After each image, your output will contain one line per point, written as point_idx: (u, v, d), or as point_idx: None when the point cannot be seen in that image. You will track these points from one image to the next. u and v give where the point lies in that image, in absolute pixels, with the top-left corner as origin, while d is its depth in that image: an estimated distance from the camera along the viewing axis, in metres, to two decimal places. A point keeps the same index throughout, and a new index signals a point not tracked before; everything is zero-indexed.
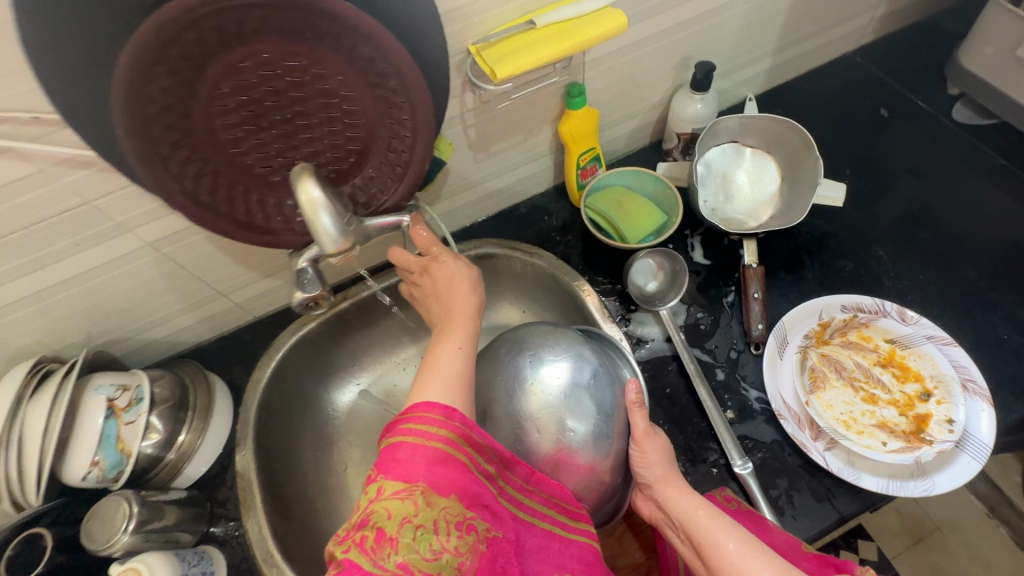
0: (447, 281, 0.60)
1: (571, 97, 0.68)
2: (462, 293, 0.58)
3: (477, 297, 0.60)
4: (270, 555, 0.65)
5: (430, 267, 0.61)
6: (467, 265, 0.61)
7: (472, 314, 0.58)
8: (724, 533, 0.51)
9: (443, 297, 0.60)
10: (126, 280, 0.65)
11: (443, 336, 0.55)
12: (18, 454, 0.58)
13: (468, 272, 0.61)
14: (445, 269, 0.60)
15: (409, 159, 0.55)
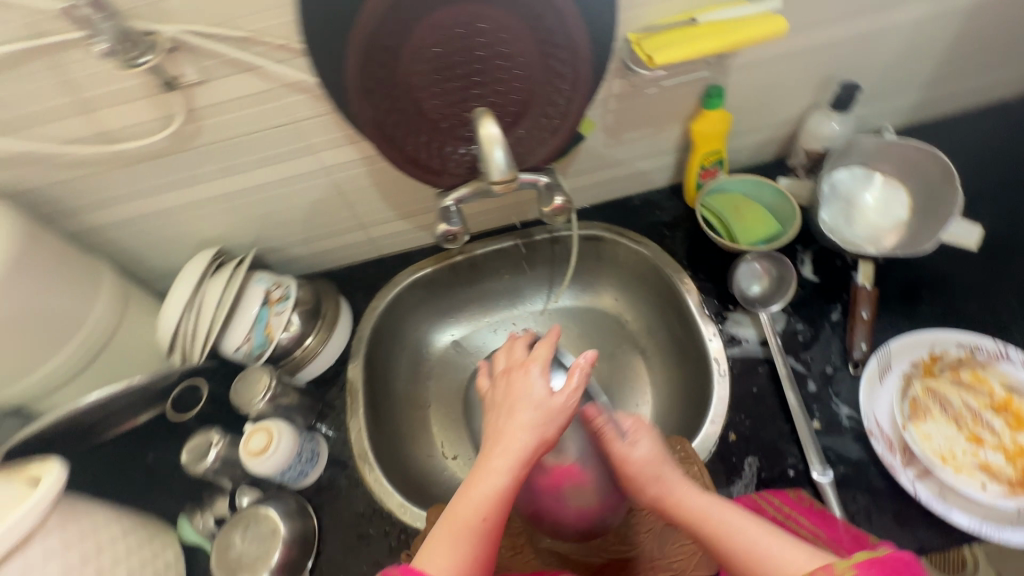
0: (515, 402, 0.51)
1: (710, 97, 0.72)
2: (527, 425, 0.49)
3: (546, 432, 0.50)
4: (364, 453, 0.74)
5: (512, 371, 0.54)
6: (548, 388, 0.51)
7: (520, 459, 0.48)
8: (738, 520, 0.48)
9: (501, 415, 0.51)
10: (297, 197, 0.77)
11: (479, 475, 0.48)
12: (195, 317, 0.70)
13: (546, 403, 0.50)
14: (523, 381, 0.52)
15: (558, 124, 0.63)
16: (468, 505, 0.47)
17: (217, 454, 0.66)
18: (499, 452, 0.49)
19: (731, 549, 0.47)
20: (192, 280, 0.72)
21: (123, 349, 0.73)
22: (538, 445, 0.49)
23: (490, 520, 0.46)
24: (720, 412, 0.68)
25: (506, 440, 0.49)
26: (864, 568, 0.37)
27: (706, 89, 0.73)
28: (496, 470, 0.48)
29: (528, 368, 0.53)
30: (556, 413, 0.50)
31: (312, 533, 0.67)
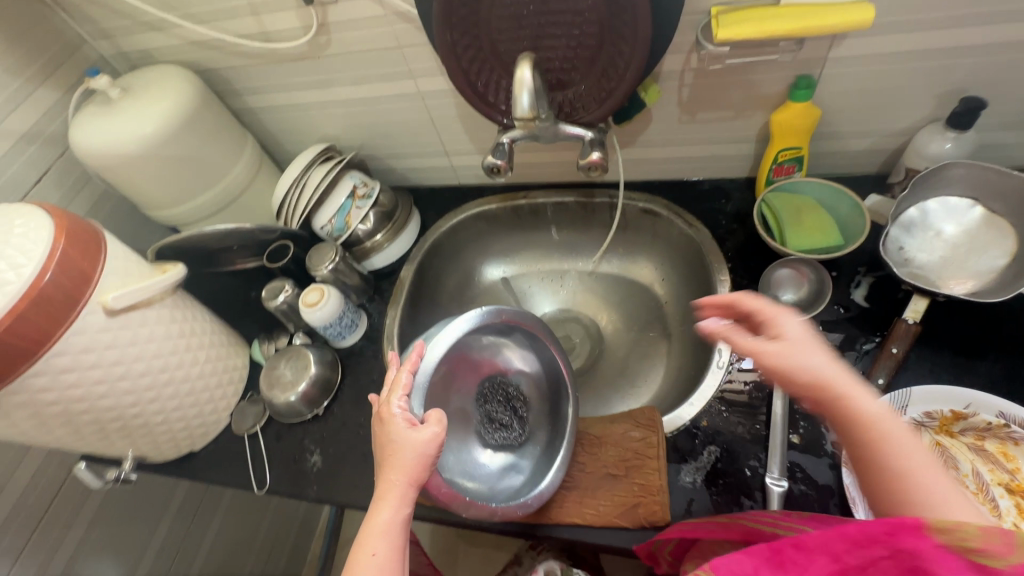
0: (387, 447, 0.54)
1: (797, 88, 0.69)
2: (404, 471, 0.52)
3: (420, 469, 0.53)
4: (392, 338, 0.88)
5: (378, 419, 0.57)
6: (411, 428, 0.54)
7: (402, 495, 0.51)
8: (909, 445, 0.42)
9: (380, 465, 0.54)
10: (396, 115, 0.90)
11: (368, 519, 0.51)
12: (297, 193, 0.89)
13: (411, 443, 0.53)
14: (388, 430, 0.54)
15: (615, 87, 0.67)
16: (360, 553, 0.49)
17: (285, 300, 0.84)
18: (382, 495, 0.51)
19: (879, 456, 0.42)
20: (301, 164, 0.89)
21: (247, 206, 0.96)
22: (414, 483, 0.52)
23: (383, 559, 0.49)
24: (701, 398, 0.70)
25: (386, 483, 0.52)
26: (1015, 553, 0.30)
27: (795, 80, 0.70)
28: (380, 511, 0.51)
29: (389, 415, 0.55)
30: (422, 450, 0.53)
31: (334, 383, 0.84)
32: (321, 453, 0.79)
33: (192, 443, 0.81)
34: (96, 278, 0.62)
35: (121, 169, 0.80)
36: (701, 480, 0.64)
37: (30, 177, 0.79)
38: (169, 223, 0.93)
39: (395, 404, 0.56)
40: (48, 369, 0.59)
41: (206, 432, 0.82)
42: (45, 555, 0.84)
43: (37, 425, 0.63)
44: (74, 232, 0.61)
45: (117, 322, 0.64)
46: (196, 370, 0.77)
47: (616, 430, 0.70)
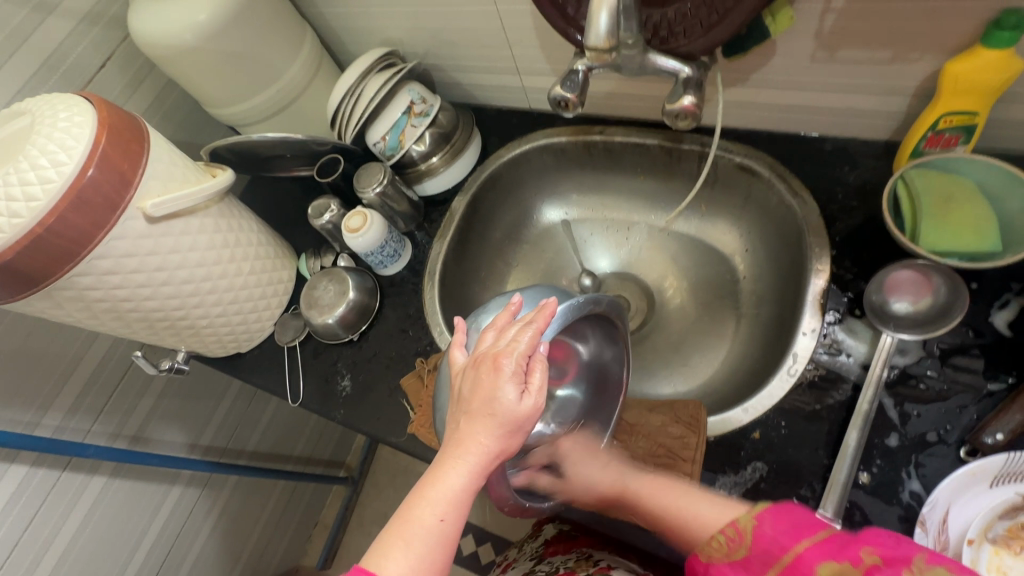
0: (484, 405, 0.44)
1: (996, 29, 0.49)
2: (492, 436, 0.44)
3: (511, 441, 0.45)
4: (433, 272, 0.84)
5: (484, 362, 0.46)
6: (516, 394, 0.44)
7: (483, 464, 0.44)
8: (668, 494, 0.54)
9: (464, 415, 0.46)
10: (464, 20, 0.78)
11: (440, 473, 0.44)
12: (351, 104, 0.81)
13: (514, 412, 0.44)
14: (491, 383, 0.45)
15: (731, 8, 0.51)
16: (427, 511, 0.43)
17: (330, 220, 0.82)
18: (458, 454, 0.44)
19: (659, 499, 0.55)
20: (358, 72, 0.81)
21: (304, 111, 0.90)
22: (502, 453, 0.45)
23: (448, 524, 0.43)
24: (758, 405, 0.60)
25: (467, 442, 0.44)
26: (760, 515, 0.43)
27: (995, 17, 0.50)
28: (456, 471, 0.44)
29: (501, 366, 0.45)
30: (522, 422, 0.44)
31: (372, 309, 0.82)
32: (351, 379, 0.79)
33: (238, 346, 0.84)
34: (136, 181, 0.61)
35: (178, 62, 0.77)
36: (737, 497, 0.57)
37: (94, 62, 0.78)
38: (229, 122, 0.90)
39: (503, 352, 0.45)
40: (93, 270, 0.61)
41: (251, 338, 0.85)
42: (121, 416, 0.95)
43: (90, 316, 0.66)
44: (116, 130, 0.59)
45: (158, 230, 0.65)
46: (241, 281, 0.77)
47: (654, 421, 0.64)
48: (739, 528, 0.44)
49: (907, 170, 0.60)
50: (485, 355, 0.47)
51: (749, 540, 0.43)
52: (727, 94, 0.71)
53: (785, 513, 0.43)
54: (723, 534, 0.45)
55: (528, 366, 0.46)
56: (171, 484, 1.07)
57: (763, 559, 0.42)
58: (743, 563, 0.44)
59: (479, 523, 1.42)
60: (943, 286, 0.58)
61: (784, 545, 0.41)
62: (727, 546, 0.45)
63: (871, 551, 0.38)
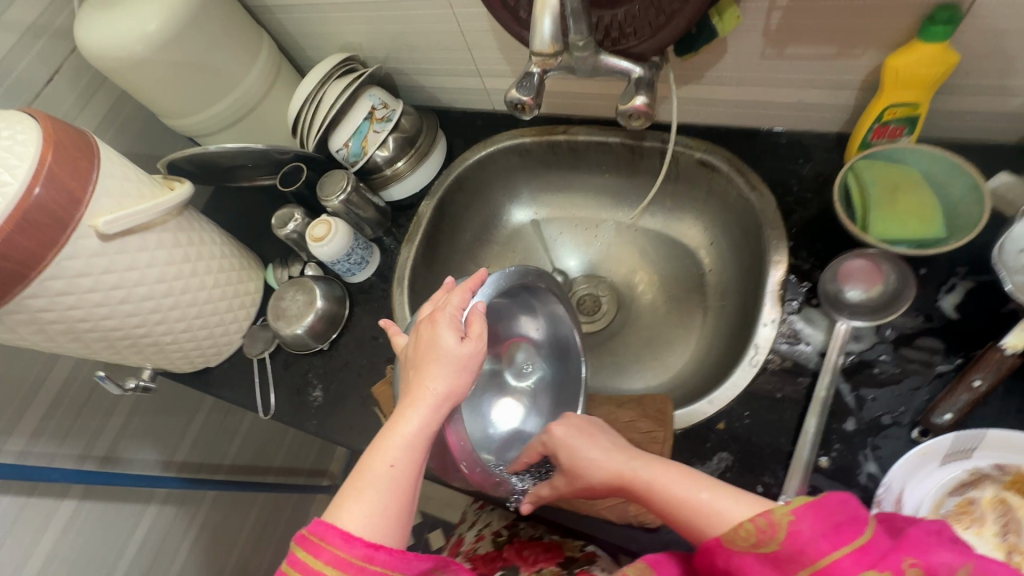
0: (428, 354, 0.48)
1: (931, 23, 0.51)
2: (437, 382, 0.47)
3: (458, 384, 0.47)
4: (402, 277, 0.83)
5: (423, 323, 0.50)
6: (454, 340, 0.47)
7: (434, 408, 0.47)
8: (682, 484, 0.47)
9: (411, 370, 0.49)
10: (422, 24, 0.78)
11: (392, 425, 0.47)
12: (311, 112, 0.80)
13: (456, 356, 0.47)
14: (430, 335, 0.48)
15: (678, 8, 0.52)
16: (378, 460, 0.45)
17: (294, 229, 0.81)
18: (408, 403, 0.47)
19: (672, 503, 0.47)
20: (317, 78, 0.80)
21: (265, 120, 0.89)
22: (450, 397, 0.47)
23: (400, 470, 0.45)
24: (723, 397, 0.62)
25: (415, 391, 0.47)
26: (802, 514, 0.39)
27: (931, 11, 0.52)
28: (406, 419, 0.46)
29: (436, 319, 0.49)
30: (465, 364, 0.47)
31: (341, 317, 0.82)
32: (322, 390, 0.78)
33: (206, 361, 0.83)
34: (87, 199, 0.59)
35: (128, 73, 0.75)
36: None
37: (41, 76, 0.76)
38: (186, 133, 0.88)
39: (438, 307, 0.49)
40: (44, 292, 0.59)
41: (220, 352, 0.83)
42: (88, 438, 0.93)
43: (45, 338, 0.65)
44: (63, 147, 0.58)
45: (113, 248, 0.63)
46: (204, 295, 0.76)
47: (622, 417, 0.64)
48: (772, 521, 0.40)
49: (858, 160, 0.62)
50: (424, 316, 0.51)
51: (787, 534, 0.39)
52: (683, 91, 0.72)
53: (822, 508, 0.39)
54: (754, 524, 0.41)
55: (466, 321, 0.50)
56: (145, 503, 1.04)
57: (799, 556, 0.39)
58: (773, 556, 0.40)
59: None
60: (892, 275, 0.60)
61: (824, 547, 0.38)
62: (756, 536, 0.41)
63: (914, 562, 0.37)
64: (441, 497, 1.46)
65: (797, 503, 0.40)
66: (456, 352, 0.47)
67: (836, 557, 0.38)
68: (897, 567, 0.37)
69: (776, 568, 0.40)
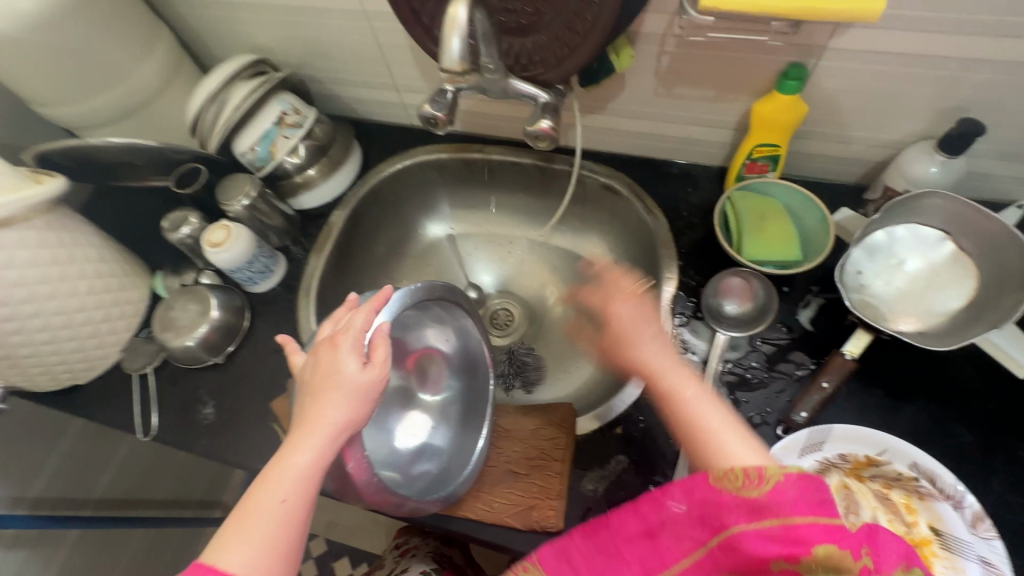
0: (327, 380, 0.46)
1: (786, 78, 0.60)
2: (334, 409, 0.46)
3: (359, 412, 0.46)
4: (310, 286, 0.80)
5: (323, 345, 0.49)
6: (356, 368, 0.46)
7: (330, 439, 0.46)
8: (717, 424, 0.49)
9: (307, 397, 0.47)
10: (336, 33, 0.77)
11: (285, 456, 0.45)
12: (214, 111, 0.76)
13: (356, 383, 0.46)
14: (331, 361, 0.47)
15: (579, 43, 0.56)
16: (267, 497, 0.44)
17: (188, 234, 0.75)
18: (302, 433, 0.46)
19: (706, 424, 0.50)
20: (223, 77, 0.77)
21: (159, 117, 0.83)
22: (349, 427, 0.46)
23: (292, 505, 0.44)
24: (620, 404, 0.66)
25: (310, 421, 0.46)
26: (792, 477, 0.41)
27: (786, 67, 0.60)
28: (300, 451, 0.45)
29: (338, 343, 0.48)
30: (367, 392, 0.46)
31: (239, 329, 0.77)
32: (214, 406, 0.73)
33: (74, 377, 0.74)
34: None
35: None
36: (603, 490, 0.61)
37: None
38: (64, 124, 0.80)
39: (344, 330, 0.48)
40: None
41: (92, 366, 0.75)
42: None
43: None
44: None
45: None
46: (75, 302, 0.69)
47: (528, 425, 0.66)
48: (763, 474, 0.42)
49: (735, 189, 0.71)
50: (326, 337, 0.49)
51: (771, 488, 0.41)
52: (589, 120, 0.78)
53: (810, 483, 0.41)
54: (747, 473, 0.42)
55: (372, 344, 0.48)
56: None
57: (776, 510, 0.41)
58: (754, 507, 0.41)
59: (374, 551, 1.35)
60: (760, 288, 0.66)
61: (789, 504, 0.41)
62: (742, 481, 0.42)
63: (868, 551, 0.40)
64: (349, 522, 1.38)
65: (789, 467, 0.42)
66: (356, 381, 0.46)
67: (801, 519, 0.40)
68: (856, 553, 0.39)
69: (748, 513, 0.41)
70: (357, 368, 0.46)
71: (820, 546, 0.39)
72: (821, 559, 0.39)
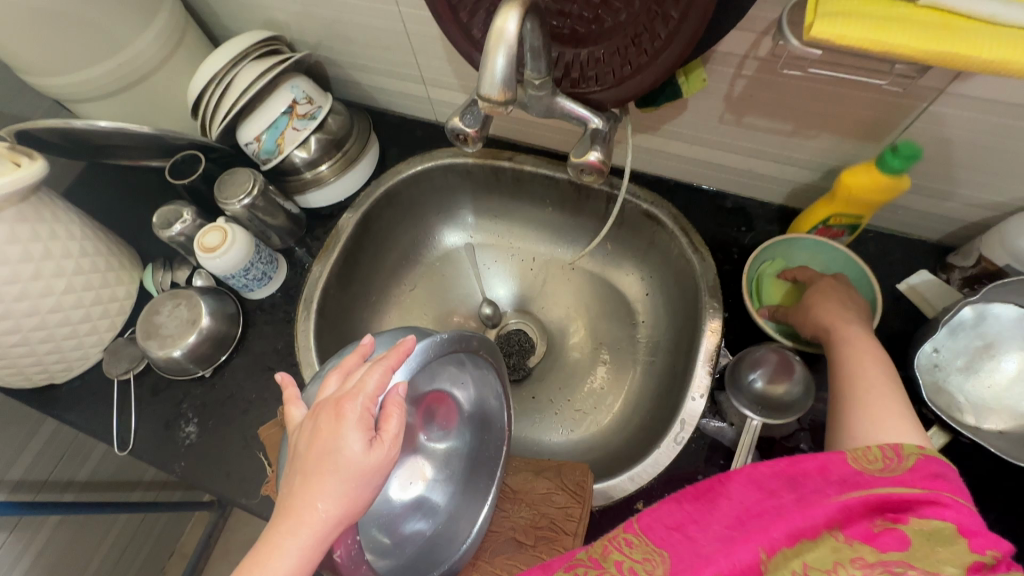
0: (324, 461, 0.40)
1: (891, 155, 0.50)
2: (328, 498, 0.39)
3: (356, 502, 0.40)
4: (311, 297, 0.73)
5: (324, 410, 0.42)
6: (360, 449, 0.40)
7: (319, 535, 0.39)
8: (880, 397, 0.48)
9: (297, 477, 0.41)
10: (360, 16, 0.68)
11: (264, 553, 0.39)
12: (217, 94, 0.68)
13: (359, 468, 0.40)
14: (332, 436, 0.40)
15: (645, 64, 0.47)
16: None
17: (181, 232, 0.68)
18: (288, 526, 0.39)
19: (861, 390, 0.49)
20: (230, 55, 0.68)
21: (158, 92, 0.75)
22: (345, 518, 0.40)
23: None
24: (643, 474, 0.59)
25: (299, 511, 0.39)
26: (924, 459, 0.39)
27: (894, 142, 0.50)
28: (283, 550, 0.39)
29: (343, 413, 0.41)
30: (372, 477, 0.40)
31: (232, 339, 0.70)
32: (197, 425, 0.67)
33: (49, 377, 0.68)
34: None
35: None
36: None
37: None
38: (53, 95, 0.72)
39: (354, 393, 0.42)
40: None
41: (69, 367, 0.69)
42: None
43: None
44: None
45: None
46: (51, 302, 0.62)
47: (538, 487, 0.59)
48: (901, 452, 0.40)
49: (772, 271, 0.64)
50: (332, 397, 0.43)
51: (905, 466, 0.39)
52: (638, 139, 0.68)
53: (937, 471, 0.39)
54: (881, 450, 0.41)
55: (381, 413, 0.42)
56: None
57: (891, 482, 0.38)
58: (869, 479, 0.39)
59: None
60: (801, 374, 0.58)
61: (911, 482, 0.38)
62: (882, 461, 0.40)
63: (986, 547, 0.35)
64: None
65: (931, 453, 0.40)
66: (359, 464, 0.40)
67: (921, 494, 0.37)
68: (980, 548, 0.35)
69: (846, 484, 0.39)
70: (361, 448, 0.40)
71: (936, 526, 0.36)
72: (927, 532, 0.36)
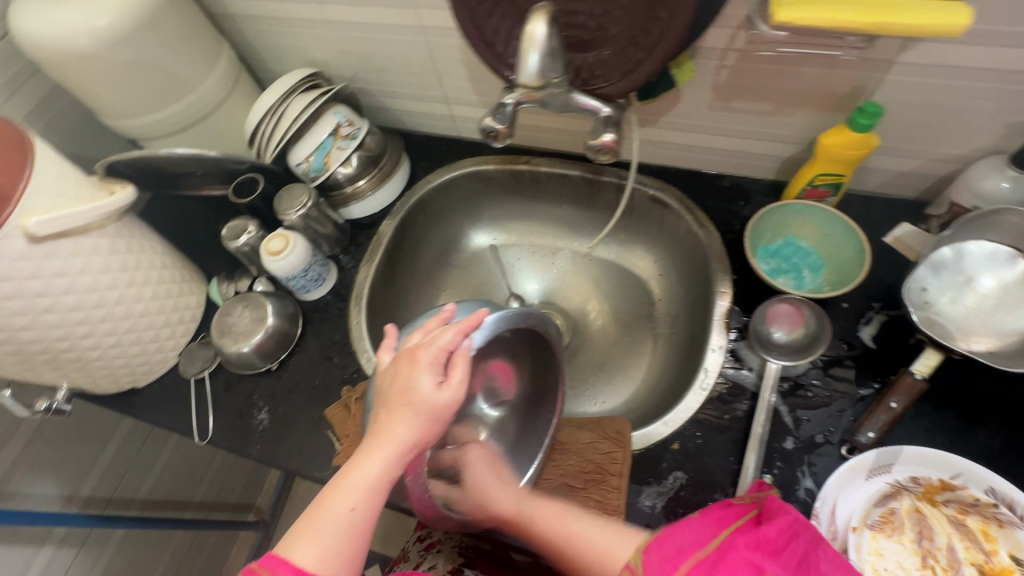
0: (405, 394, 0.48)
1: (860, 114, 0.59)
2: (407, 423, 0.47)
3: (429, 430, 0.48)
4: (360, 292, 0.81)
5: (403, 356, 0.50)
6: (433, 387, 0.47)
7: (399, 453, 0.47)
8: (558, 520, 0.57)
9: (383, 407, 0.49)
10: (392, 48, 0.79)
11: (358, 463, 0.47)
12: (273, 122, 0.78)
13: (431, 403, 0.47)
14: (409, 374, 0.48)
15: (643, 59, 0.57)
16: (340, 502, 0.45)
17: (247, 242, 0.77)
18: (378, 444, 0.47)
19: (557, 535, 0.56)
20: (281, 90, 0.78)
21: (218, 128, 0.86)
22: (420, 443, 0.48)
23: (360, 513, 0.46)
24: (676, 418, 0.65)
25: (385, 433, 0.47)
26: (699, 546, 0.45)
27: (860, 104, 0.60)
28: (374, 460, 0.46)
29: (418, 357, 0.49)
30: (441, 412, 0.48)
31: (293, 336, 0.78)
32: (269, 412, 0.74)
33: (133, 380, 0.76)
34: (17, 197, 0.55)
35: (69, 69, 0.70)
36: (660, 506, 0.61)
37: None
38: (129, 135, 0.83)
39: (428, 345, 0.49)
40: None
41: (151, 370, 0.77)
42: None
43: None
44: None
45: (42, 251, 0.58)
46: (140, 308, 0.71)
47: (583, 438, 0.66)
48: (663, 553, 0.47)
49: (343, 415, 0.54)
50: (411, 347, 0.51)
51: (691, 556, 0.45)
52: (641, 132, 0.78)
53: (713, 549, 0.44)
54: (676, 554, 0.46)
55: (450, 362, 0.49)
56: (39, 545, 0.91)
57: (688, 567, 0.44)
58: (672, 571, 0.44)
59: None
60: (812, 318, 0.65)
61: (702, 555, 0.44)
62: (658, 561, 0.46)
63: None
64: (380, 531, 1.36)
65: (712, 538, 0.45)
66: (427, 400, 0.47)
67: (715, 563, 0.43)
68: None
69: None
70: (429, 383, 0.47)
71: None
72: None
